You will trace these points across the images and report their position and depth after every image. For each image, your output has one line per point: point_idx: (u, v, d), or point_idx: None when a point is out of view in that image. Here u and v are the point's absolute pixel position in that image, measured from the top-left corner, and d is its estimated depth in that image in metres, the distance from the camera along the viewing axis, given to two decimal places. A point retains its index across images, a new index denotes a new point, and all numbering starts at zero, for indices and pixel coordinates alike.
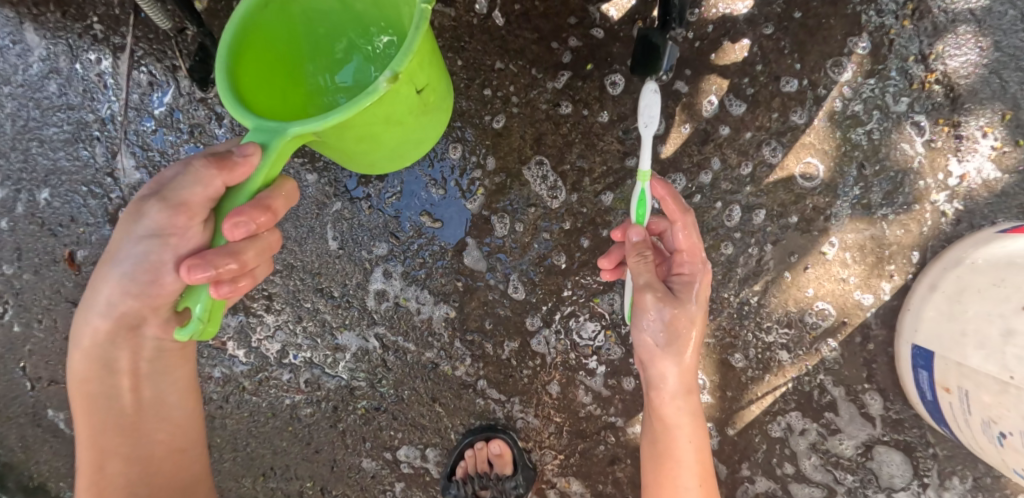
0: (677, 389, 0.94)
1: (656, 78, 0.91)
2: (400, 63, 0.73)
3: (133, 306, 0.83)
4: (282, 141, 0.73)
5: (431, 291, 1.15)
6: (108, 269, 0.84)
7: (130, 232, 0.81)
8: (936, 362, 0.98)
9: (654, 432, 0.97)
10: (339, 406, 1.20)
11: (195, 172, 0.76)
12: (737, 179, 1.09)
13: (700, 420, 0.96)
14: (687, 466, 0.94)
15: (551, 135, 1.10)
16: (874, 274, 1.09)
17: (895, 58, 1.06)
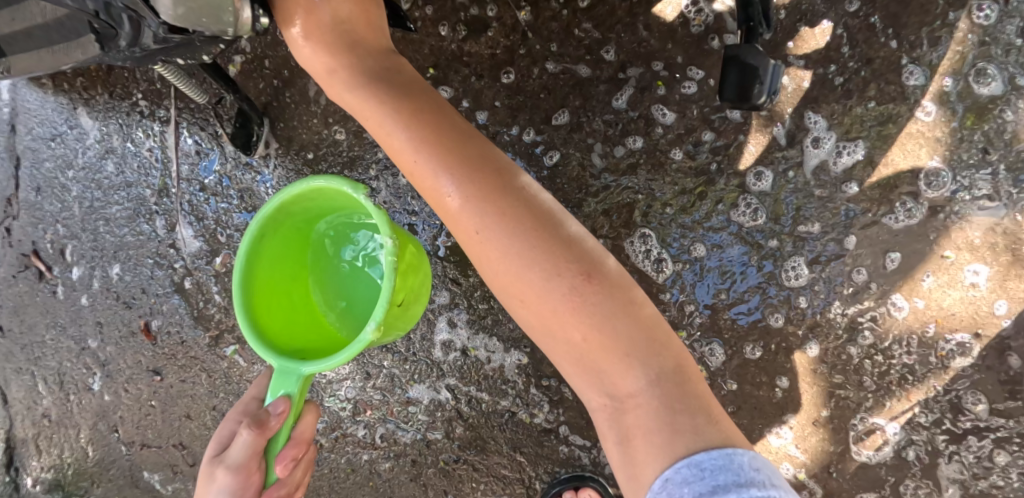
0: (429, 163, 0.74)
1: (755, 105, 0.86)
2: (382, 313, 0.76)
3: None
4: (299, 380, 0.81)
5: (500, 337, 1.09)
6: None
7: (205, 484, 0.80)
8: None
9: (463, 244, 0.75)
10: (417, 460, 1.15)
11: (246, 441, 0.78)
12: (831, 182, 0.95)
13: (469, 180, 0.73)
14: (488, 233, 0.71)
15: (611, 158, 1.00)
16: (1012, 275, 0.93)
17: (1014, 19, 0.89)
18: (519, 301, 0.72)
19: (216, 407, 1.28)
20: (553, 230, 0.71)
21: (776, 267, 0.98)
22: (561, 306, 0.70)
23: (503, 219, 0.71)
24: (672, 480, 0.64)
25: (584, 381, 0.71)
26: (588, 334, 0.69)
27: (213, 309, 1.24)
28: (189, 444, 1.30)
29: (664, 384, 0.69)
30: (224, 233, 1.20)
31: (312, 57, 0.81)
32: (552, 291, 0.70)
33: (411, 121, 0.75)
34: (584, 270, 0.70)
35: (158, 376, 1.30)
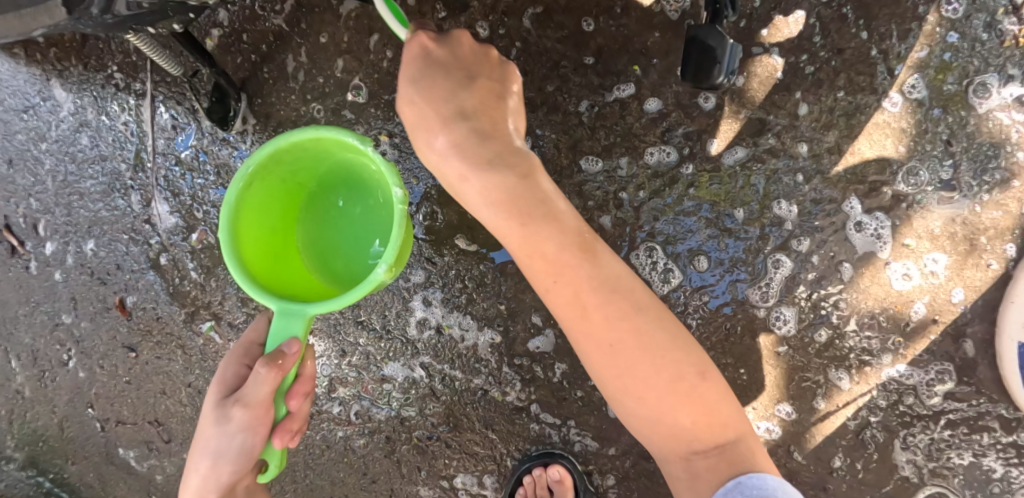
0: (552, 267, 0.78)
1: (714, 85, 0.89)
2: (392, 252, 0.80)
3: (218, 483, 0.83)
4: (301, 324, 0.82)
5: (474, 316, 1.10)
6: (196, 446, 0.83)
7: (214, 429, 0.80)
8: None
9: (582, 342, 0.79)
10: (391, 436, 1.18)
11: (259, 383, 0.78)
12: (799, 170, 0.98)
13: (594, 279, 0.78)
14: (612, 324, 0.77)
15: (587, 141, 1.02)
16: (971, 263, 0.96)
17: (979, 15, 0.92)
18: (633, 392, 0.77)
19: (193, 383, 1.29)
20: (687, 338, 0.81)
21: (742, 250, 1.01)
22: (679, 398, 0.76)
23: (652, 324, 0.78)
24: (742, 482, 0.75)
25: (647, 430, 0.79)
26: (695, 413, 0.77)
27: (189, 286, 1.25)
28: (165, 420, 1.31)
29: (746, 441, 0.79)
30: (200, 209, 1.21)
31: (519, 160, 0.79)
32: (665, 371, 0.77)
33: (512, 210, 0.78)
34: (707, 374, 0.79)
35: (133, 352, 1.30)
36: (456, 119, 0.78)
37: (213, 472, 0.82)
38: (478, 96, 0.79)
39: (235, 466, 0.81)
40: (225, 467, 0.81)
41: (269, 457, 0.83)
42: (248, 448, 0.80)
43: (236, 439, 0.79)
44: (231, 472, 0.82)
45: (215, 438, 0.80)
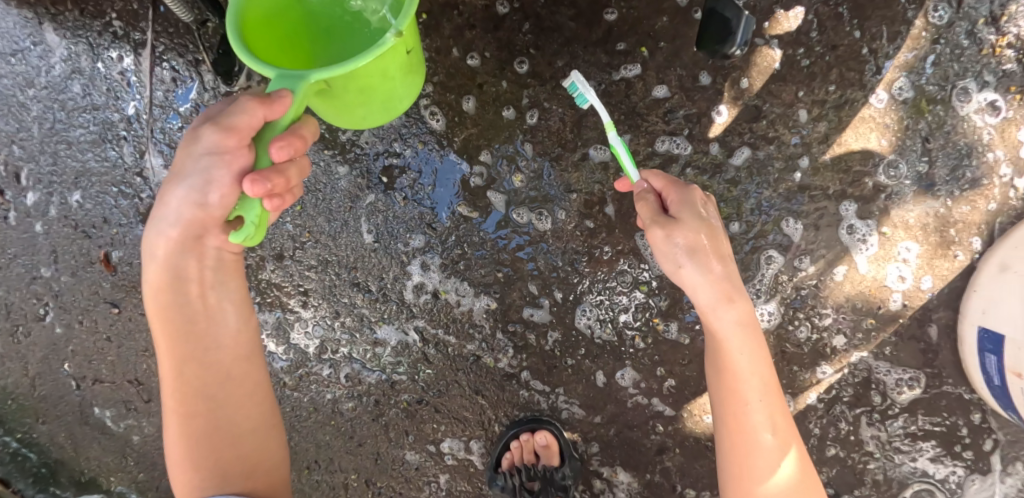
0: (760, 370, 0.80)
1: (727, 54, 0.98)
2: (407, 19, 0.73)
3: (187, 219, 0.75)
4: (302, 86, 0.70)
5: (471, 282, 1.14)
6: (158, 215, 0.76)
7: (195, 163, 0.73)
8: (1009, 346, 0.95)
9: (726, 433, 0.81)
10: (380, 400, 1.20)
11: (249, 113, 0.70)
12: (790, 157, 1.04)
13: (770, 378, 0.81)
14: (764, 418, 0.80)
15: (591, 116, 1.07)
16: (940, 253, 1.03)
17: (963, 22, 0.99)
18: (740, 480, 0.80)
19: None
20: (795, 428, 0.83)
21: (731, 231, 1.06)
22: (797, 487, 0.80)
23: (772, 410, 0.80)
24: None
25: None
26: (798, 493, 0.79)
27: None
28: (145, 380, 1.30)
29: None
30: None
31: (687, 241, 0.78)
32: (780, 462, 0.80)
33: (742, 317, 0.80)
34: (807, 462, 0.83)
35: (116, 308, 1.29)
36: (687, 216, 0.79)
37: (189, 219, 0.75)
38: (698, 208, 0.80)
39: (217, 207, 0.74)
40: (201, 178, 0.73)
41: (247, 205, 0.70)
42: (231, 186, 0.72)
43: (213, 164, 0.72)
44: (210, 216, 0.75)
45: (197, 180, 0.73)
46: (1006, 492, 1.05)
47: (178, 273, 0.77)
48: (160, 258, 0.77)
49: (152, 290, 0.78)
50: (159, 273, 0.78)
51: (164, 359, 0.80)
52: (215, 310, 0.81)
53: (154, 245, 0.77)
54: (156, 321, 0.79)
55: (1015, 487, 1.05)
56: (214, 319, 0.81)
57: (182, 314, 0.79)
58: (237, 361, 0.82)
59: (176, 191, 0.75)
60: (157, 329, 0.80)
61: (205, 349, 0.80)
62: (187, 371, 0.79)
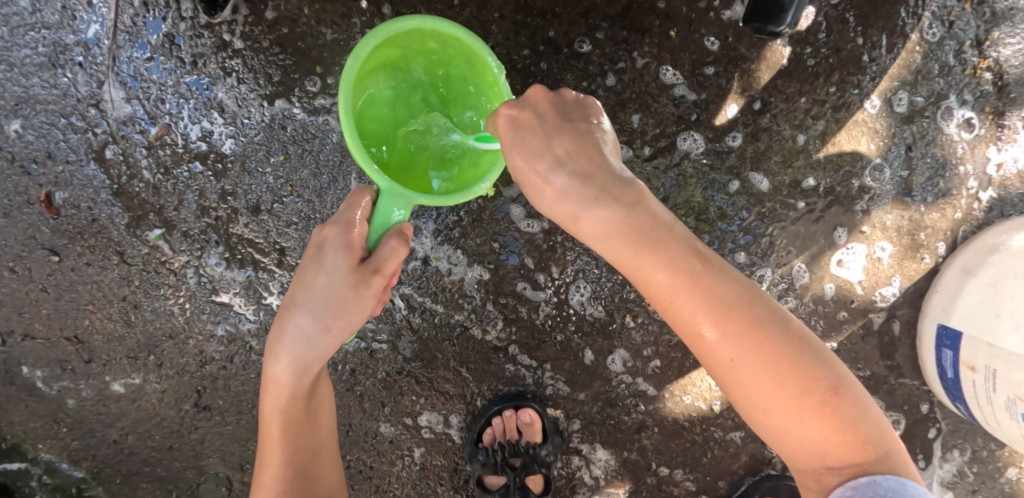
0: (682, 293, 0.78)
1: (774, 32, 0.94)
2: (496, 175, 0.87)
3: (328, 330, 0.92)
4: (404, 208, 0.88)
5: (465, 251, 1.11)
6: (295, 335, 0.92)
7: (343, 290, 0.91)
8: (965, 341, 1.03)
9: (711, 368, 0.81)
10: (357, 368, 1.14)
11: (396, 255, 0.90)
12: (786, 152, 1.08)
13: (702, 288, 0.78)
14: (723, 342, 0.78)
15: (603, 91, 1.07)
16: (910, 255, 1.11)
17: (952, 41, 1.06)
18: (760, 411, 0.79)
19: (128, 298, 1.19)
20: (768, 324, 0.78)
21: (727, 220, 1.10)
22: (791, 406, 0.77)
23: (732, 342, 0.78)
24: (863, 480, 0.76)
25: (778, 439, 0.80)
26: (800, 418, 0.78)
27: (139, 187, 1.17)
28: (87, 339, 1.20)
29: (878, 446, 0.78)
30: (166, 101, 1.15)
31: (566, 185, 0.79)
32: (760, 369, 0.77)
33: (634, 233, 0.79)
34: (818, 372, 0.78)
35: (55, 257, 1.18)
36: (566, 142, 0.80)
37: (330, 339, 0.93)
38: (573, 139, 0.80)
39: (352, 328, 0.94)
40: (346, 303, 0.92)
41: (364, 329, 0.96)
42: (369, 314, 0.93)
43: (368, 298, 0.92)
44: (345, 330, 0.94)
45: (338, 306, 0.92)
46: (942, 477, 1.16)
47: (315, 371, 0.95)
48: (297, 361, 0.93)
49: (282, 381, 0.94)
50: (292, 372, 0.93)
51: (280, 442, 0.96)
52: (323, 396, 1.00)
53: (292, 355, 0.93)
54: (281, 408, 0.95)
55: (950, 472, 1.15)
56: (323, 404, 1.00)
57: (303, 409, 0.97)
58: (331, 435, 1.02)
59: (313, 319, 0.92)
60: (273, 420, 0.96)
61: (314, 430, 0.99)
62: (300, 446, 0.97)
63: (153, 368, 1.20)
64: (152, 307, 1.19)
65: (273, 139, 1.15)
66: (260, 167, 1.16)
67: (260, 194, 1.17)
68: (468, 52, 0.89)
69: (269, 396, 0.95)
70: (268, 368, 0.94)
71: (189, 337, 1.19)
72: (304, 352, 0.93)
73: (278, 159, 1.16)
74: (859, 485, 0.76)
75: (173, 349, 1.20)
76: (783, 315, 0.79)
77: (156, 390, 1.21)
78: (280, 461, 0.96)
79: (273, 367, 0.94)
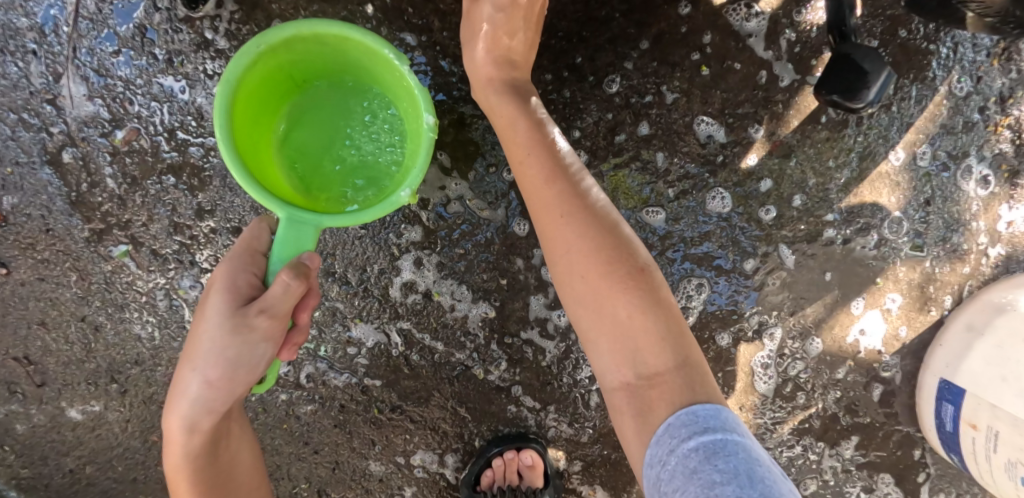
0: (561, 213, 0.77)
1: (858, 110, 0.76)
2: (418, 180, 0.77)
3: (216, 386, 0.76)
4: (313, 233, 0.76)
5: (471, 287, 1.04)
6: (181, 394, 0.77)
7: (228, 341, 0.74)
8: (967, 399, 1.02)
9: (580, 309, 0.76)
10: (347, 405, 1.07)
11: (290, 292, 0.72)
12: (807, 198, 1.05)
13: (571, 211, 0.77)
14: (586, 262, 0.75)
15: (629, 126, 1.01)
16: (920, 311, 1.11)
17: (978, 97, 1.04)
18: (613, 338, 0.74)
19: (88, 318, 1.07)
20: (598, 273, 0.75)
21: (745, 266, 1.08)
22: (662, 321, 0.73)
23: (581, 231, 0.75)
24: (673, 425, 0.69)
25: (615, 361, 0.74)
26: (634, 315, 0.73)
27: (101, 197, 1.04)
28: (39, 360, 1.08)
29: (688, 366, 0.72)
30: (135, 102, 1.02)
31: (520, 119, 0.81)
32: (624, 278, 0.74)
33: (537, 141, 0.80)
34: (650, 326, 0.73)
35: (2, 270, 1.05)
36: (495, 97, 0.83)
37: (219, 397, 0.77)
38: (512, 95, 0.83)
39: (248, 379, 0.76)
40: (235, 355, 0.74)
41: (271, 374, 0.78)
42: (268, 363, 0.76)
43: (261, 347, 0.74)
44: (242, 381, 0.76)
45: (227, 359, 0.75)
46: None
47: (210, 430, 0.80)
48: (189, 421, 0.78)
49: (176, 444, 0.79)
50: (183, 434, 0.79)
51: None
52: (234, 449, 0.85)
53: (179, 416, 0.78)
54: (180, 472, 0.81)
55: None
56: (237, 456, 0.86)
57: (207, 469, 0.82)
58: (252, 484, 0.88)
59: (196, 377, 0.76)
60: (178, 484, 0.82)
61: (226, 487, 0.84)
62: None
63: (115, 396, 1.09)
64: (116, 330, 1.08)
65: None
66: (244, 184, 1.05)
67: (242, 213, 1.06)
68: (359, 52, 0.81)
69: (167, 458, 0.81)
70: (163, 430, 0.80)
71: (158, 364, 1.09)
72: (192, 413, 0.78)
73: None
74: (661, 438, 0.69)
75: (140, 376, 1.09)
76: (646, 257, 0.76)
77: (119, 420, 1.10)
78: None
79: (166, 429, 0.80)
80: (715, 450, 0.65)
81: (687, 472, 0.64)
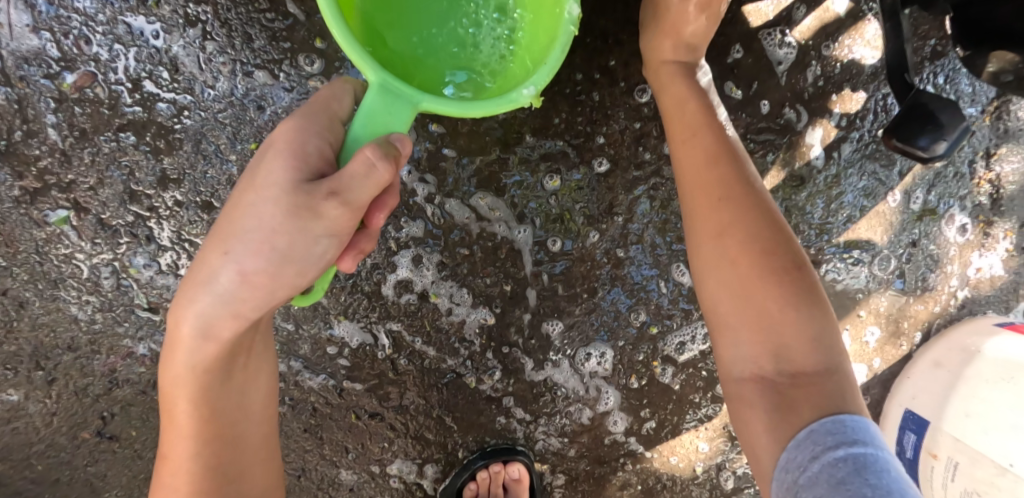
0: (723, 192, 0.73)
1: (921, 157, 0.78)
2: (546, 79, 0.66)
3: (251, 296, 0.65)
4: (408, 113, 0.63)
5: (472, 290, 0.95)
6: (205, 284, 0.65)
7: (282, 222, 0.61)
8: (929, 429, 1.03)
9: (724, 293, 0.72)
10: (321, 409, 0.98)
11: (372, 177, 0.58)
12: (811, 229, 1.05)
13: (735, 191, 0.73)
14: (743, 244, 0.71)
15: (653, 138, 0.92)
16: (893, 342, 1.13)
17: (968, 148, 1.07)
18: (761, 327, 0.70)
19: (11, 293, 0.91)
20: (760, 254, 0.71)
21: None
22: (817, 318, 0.69)
23: (741, 218, 0.72)
24: (816, 431, 0.63)
25: (756, 353, 0.70)
26: (784, 310, 0.69)
27: (39, 151, 0.87)
28: None
29: (839, 370, 0.68)
30: (92, 41, 0.85)
31: (689, 94, 0.79)
32: (782, 267, 0.70)
33: (706, 123, 0.77)
34: (809, 321, 0.69)
35: None
36: (671, 71, 0.81)
37: (251, 296, 0.65)
38: (684, 73, 0.81)
39: (295, 282, 0.64)
40: (287, 245, 0.62)
41: (322, 280, 0.66)
42: (324, 256, 0.63)
43: (319, 236, 0.62)
44: (285, 283, 0.64)
45: (275, 248, 0.62)
46: None
47: (229, 340, 0.68)
48: (206, 317, 0.66)
49: (183, 348, 0.68)
50: (196, 337, 0.67)
51: (184, 440, 0.70)
52: (244, 399, 0.73)
53: (194, 312, 0.66)
54: (184, 385, 0.69)
55: None
56: (248, 393, 0.73)
57: (215, 393, 0.70)
58: (263, 456, 0.75)
59: (229, 263, 0.64)
60: (175, 409, 0.70)
61: (233, 436, 0.72)
62: (211, 451, 0.71)
63: (39, 385, 0.94)
64: (46, 309, 0.91)
65: (241, 116, 0.88)
66: (222, 152, 0.89)
67: (216, 186, 0.90)
68: None
69: (166, 370, 0.69)
70: (169, 327, 0.68)
71: (96, 352, 0.94)
72: (211, 311, 0.66)
73: (248, 146, 0.89)
74: (803, 443, 0.64)
75: (73, 365, 0.94)
76: (804, 254, 0.73)
77: (44, 413, 0.95)
78: (179, 484, 0.70)
79: (174, 328, 0.68)
80: (862, 465, 0.59)
81: (832, 482, 0.58)
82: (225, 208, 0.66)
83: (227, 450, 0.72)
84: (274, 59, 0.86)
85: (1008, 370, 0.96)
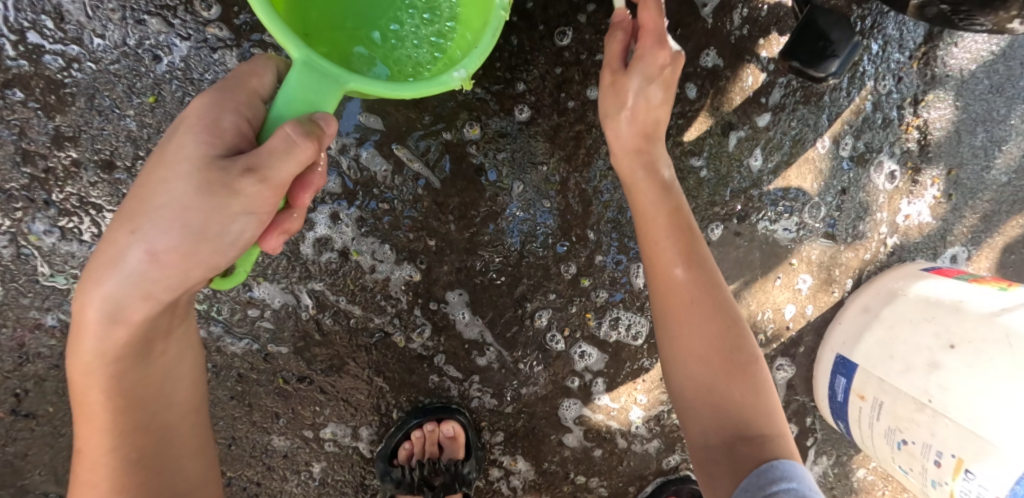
0: (683, 308, 0.76)
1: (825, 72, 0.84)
2: (475, 62, 0.66)
3: (163, 280, 0.61)
4: (334, 94, 0.61)
5: (395, 246, 0.92)
6: (113, 264, 0.60)
7: (195, 198, 0.58)
8: (858, 372, 1.04)
9: (685, 396, 0.76)
10: (247, 374, 0.95)
11: (292, 153, 0.57)
12: (740, 177, 1.04)
13: (699, 302, 0.76)
14: (705, 345, 0.74)
15: (576, 84, 0.90)
16: (826, 290, 1.14)
17: (896, 96, 1.06)
18: (718, 410, 0.73)
19: None
20: (717, 354, 0.74)
21: None
22: (763, 401, 0.74)
23: (703, 325, 0.75)
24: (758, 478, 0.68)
25: (712, 425, 0.73)
26: (743, 399, 0.73)
27: None
28: None
29: (783, 431, 0.73)
30: None
31: (652, 182, 0.78)
32: (732, 368, 0.74)
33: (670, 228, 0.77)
34: (760, 399, 0.74)
35: None
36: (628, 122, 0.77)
37: (163, 275, 0.61)
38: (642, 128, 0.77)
39: (214, 263, 0.61)
40: (201, 224, 0.58)
41: (245, 261, 0.64)
42: (246, 234, 0.60)
43: (239, 215, 0.59)
44: (200, 262, 0.60)
45: (187, 226, 0.59)
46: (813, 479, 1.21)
47: (141, 324, 0.63)
48: (114, 303, 0.61)
49: (88, 333, 0.62)
50: (104, 321, 0.62)
51: (101, 433, 0.66)
52: (167, 389, 0.69)
53: (102, 297, 0.61)
54: (95, 372, 0.64)
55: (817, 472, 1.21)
56: (172, 376, 0.70)
57: (132, 376, 0.66)
58: (201, 453, 0.72)
59: (137, 243, 0.59)
60: (86, 401, 0.66)
61: (156, 434, 0.69)
62: (130, 448, 0.67)
63: None
64: None
65: (136, 69, 0.83)
66: (118, 107, 0.84)
67: (115, 142, 0.85)
68: None
69: (72, 359, 0.65)
70: (75, 312, 0.63)
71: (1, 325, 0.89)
72: (119, 293, 0.61)
73: (145, 101, 0.84)
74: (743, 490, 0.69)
75: None
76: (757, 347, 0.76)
77: None
78: (98, 480, 0.67)
79: (79, 311, 0.63)
80: None
81: None
82: (136, 181, 0.62)
83: (152, 444, 0.68)
84: (169, 7, 0.81)
85: (930, 310, 0.97)
